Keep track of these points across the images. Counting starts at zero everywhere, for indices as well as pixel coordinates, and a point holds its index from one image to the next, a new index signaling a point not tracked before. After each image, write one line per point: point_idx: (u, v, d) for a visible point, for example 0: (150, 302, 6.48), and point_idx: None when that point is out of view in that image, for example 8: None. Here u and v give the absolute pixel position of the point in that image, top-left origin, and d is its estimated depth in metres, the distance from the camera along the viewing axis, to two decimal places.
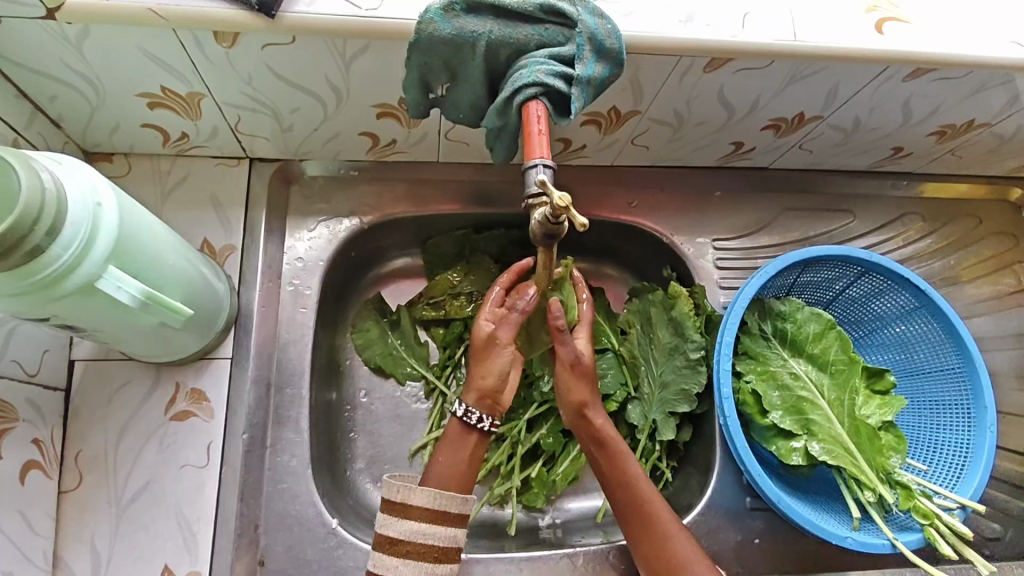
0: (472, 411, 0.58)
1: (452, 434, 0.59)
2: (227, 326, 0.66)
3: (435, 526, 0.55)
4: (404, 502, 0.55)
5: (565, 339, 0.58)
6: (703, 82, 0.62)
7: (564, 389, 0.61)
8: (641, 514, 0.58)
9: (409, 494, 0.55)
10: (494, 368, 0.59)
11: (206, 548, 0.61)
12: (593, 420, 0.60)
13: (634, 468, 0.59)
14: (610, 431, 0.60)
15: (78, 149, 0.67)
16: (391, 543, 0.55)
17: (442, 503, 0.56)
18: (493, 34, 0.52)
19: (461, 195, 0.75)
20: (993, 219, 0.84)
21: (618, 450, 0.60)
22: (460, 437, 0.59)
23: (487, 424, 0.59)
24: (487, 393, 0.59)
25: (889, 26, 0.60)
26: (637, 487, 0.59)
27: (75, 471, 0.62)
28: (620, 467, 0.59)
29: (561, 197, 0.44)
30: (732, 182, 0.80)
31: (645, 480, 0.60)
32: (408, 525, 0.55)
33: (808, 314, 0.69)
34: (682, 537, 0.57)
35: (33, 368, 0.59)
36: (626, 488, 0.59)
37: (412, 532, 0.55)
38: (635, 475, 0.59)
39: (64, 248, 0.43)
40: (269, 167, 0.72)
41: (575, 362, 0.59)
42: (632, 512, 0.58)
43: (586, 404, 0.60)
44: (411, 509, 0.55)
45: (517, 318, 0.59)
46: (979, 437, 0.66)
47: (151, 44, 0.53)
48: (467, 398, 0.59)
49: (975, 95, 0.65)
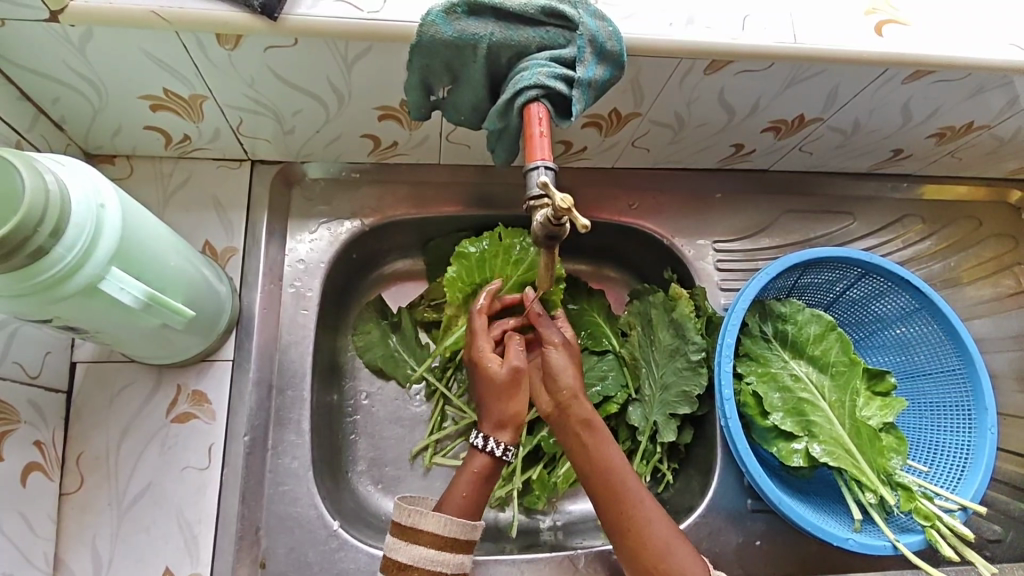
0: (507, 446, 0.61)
1: (480, 467, 0.61)
2: (228, 327, 0.66)
3: (443, 552, 0.56)
4: (414, 527, 0.56)
5: (546, 322, 0.64)
6: (703, 84, 0.62)
7: (553, 370, 0.62)
8: (623, 503, 0.57)
9: (419, 519, 0.56)
10: (517, 402, 0.61)
11: (207, 550, 0.61)
12: (581, 402, 0.61)
13: (617, 458, 0.59)
14: (596, 419, 0.60)
15: (80, 150, 0.67)
16: (399, 568, 0.55)
17: (452, 529, 0.56)
18: (494, 36, 0.52)
19: (462, 197, 0.75)
20: (993, 220, 0.84)
21: (604, 433, 0.60)
22: (486, 469, 0.61)
23: (509, 454, 0.61)
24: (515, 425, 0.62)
25: (888, 29, 0.60)
26: (620, 477, 0.58)
27: (76, 473, 0.62)
28: (604, 456, 0.59)
29: (563, 198, 0.44)
30: (732, 183, 0.81)
31: (629, 469, 0.59)
32: (418, 550, 0.55)
33: (808, 315, 0.69)
34: (663, 523, 0.57)
35: (34, 369, 0.59)
36: (609, 479, 0.58)
37: (420, 558, 0.55)
38: (620, 465, 0.58)
39: (67, 249, 0.43)
40: (270, 169, 0.72)
41: (566, 343, 0.63)
42: (612, 501, 0.58)
43: (573, 391, 0.61)
44: (421, 534, 0.56)
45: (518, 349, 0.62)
46: (980, 438, 0.66)
47: (153, 46, 0.53)
48: (493, 432, 0.61)
49: (975, 97, 0.65)
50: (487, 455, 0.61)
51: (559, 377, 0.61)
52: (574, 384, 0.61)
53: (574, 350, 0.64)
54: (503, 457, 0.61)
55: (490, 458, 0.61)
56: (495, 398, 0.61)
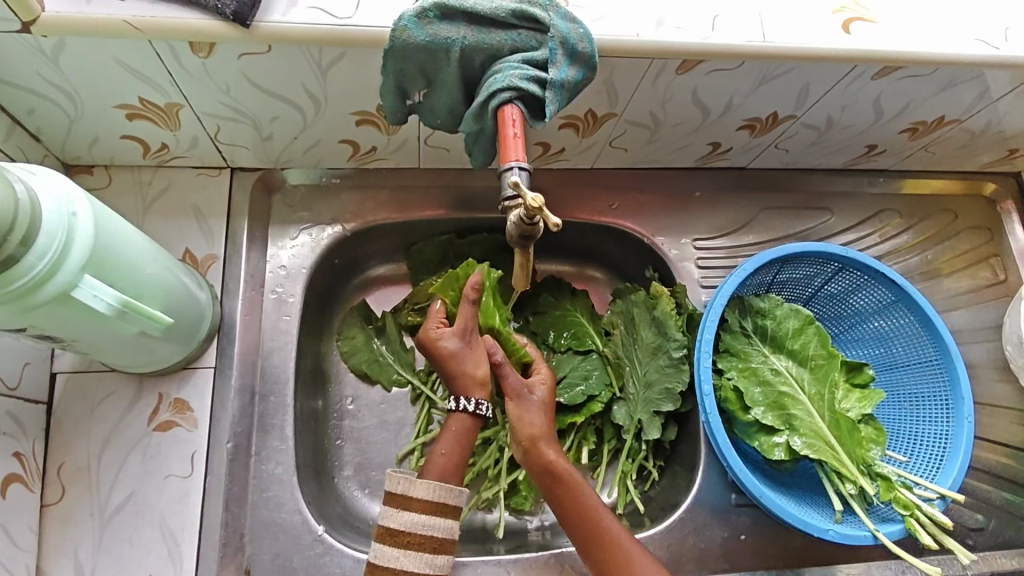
0: (480, 402, 0.60)
1: (458, 428, 0.60)
2: (209, 334, 0.66)
3: (435, 517, 0.56)
4: (405, 494, 0.56)
5: (506, 371, 0.62)
6: (677, 83, 0.63)
7: (516, 418, 0.62)
8: (603, 543, 0.58)
9: (410, 486, 0.56)
10: (478, 361, 0.61)
11: (191, 557, 0.61)
12: (545, 452, 0.60)
13: (592, 501, 0.59)
14: (565, 464, 0.61)
15: (57, 161, 0.67)
16: (393, 534, 0.55)
17: (441, 495, 0.57)
18: (467, 40, 0.52)
19: (443, 201, 0.76)
20: (968, 213, 0.85)
21: (572, 481, 0.60)
22: (463, 429, 0.60)
23: (488, 410, 0.61)
24: (484, 381, 0.61)
25: (855, 26, 0.61)
26: (598, 519, 0.58)
27: (57, 484, 0.62)
28: (578, 500, 0.59)
29: (534, 198, 0.45)
30: (711, 182, 0.82)
31: (604, 511, 0.59)
32: (409, 516, 0.55)
33: (787, 310, 0.69)
34: (644, 560, 0.57)
35: (13, 381, 0.58)
36: (589, 523, 0.58)
37: (413, 523, 0.55)
38: (597, 509, 0.59)
39: (39, 257, 0.43)
40: (250, 177, 0.72)
41: (521, 393, 0.62)
42: (596, 545, 0.58)
43: (536, 438, 0.61)
44: (411, 500, 0.56)
45: (468, 314, 0.60)
46: (957, 428, 0.67)
47: (126, 56, 0.53)
48: (464, 392, 0.60)
49: (945, 91, 0.66)
50: (462, 415, 0.60)
51: (520, 429, 0.61)
52: (538, 430, 0.61)
53: (537, 391, 0.64)
54: (474, 413, 0.60)
55: (472, 420, 0.60)
56: (460, 363, 0.60)
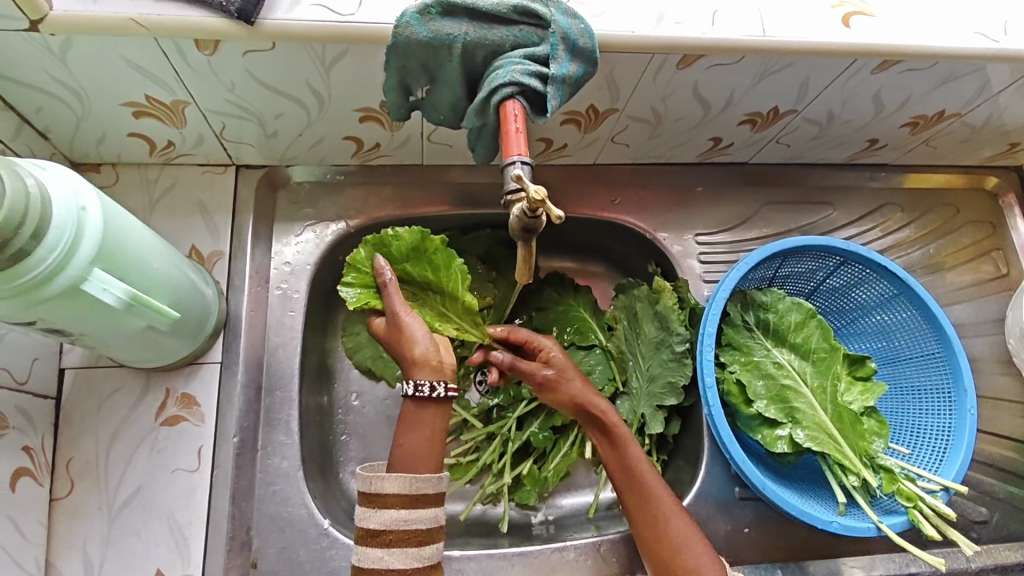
0: (420, 383, 0.56)
1: (409, 414, 0.57)
2: (215, 330, 0.67)
3: (414, 510, 0.53)
4: (380, 492, 0.53)
5: (521, 368, 0.61)
6: (677, 78, 0.63)
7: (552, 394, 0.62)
8: (643, 497, 0.59)
9: (383, 483, 0.53)
10: (410, 341, 0.58)
11: (198, 551, 0.62)
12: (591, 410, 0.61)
13: (636, 458, 0.60)
14: (612, 417, 0.61)
15: (65, 159, 0.68)
16: (374, 534, 0.53)
17: (418, 486, 0.54)
18: (468, 36, 0.53)
19: (447, 197, 0.76)
20: (970, 207, 0.85)
21: (620, 439, 0.60)
22: (415, 415, 0.57)
23: (442, 390, 0.57)
24: (424, 358, 0.57)
25: (855, 20, 0.62)
26: (640, 475, 0.59)
27: (66, 479, 0.62)
28: (625, 456, 0.60)
29: (537, 189, 0.46)
30: (713, 177, 0.82)
31: (647, 467, 0.60)
32: (387, 514, 0.53)
33: (789, 304, 0.69)
34: (678, 518, 0.58)
35: (22, 375, 0.59)
36: (631, 469, 0.59)
37: (393, 521, 0.52)
38: (639, 463, 0.60)
39: (48, 251, 0.44)
40: (255, 174, 0.73)
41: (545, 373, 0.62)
42: (636, 498, 0.59)
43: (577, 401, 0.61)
44: (387, 498, 0.53)
45: (392, 294, 0.60)
46: (960, 420, 0.67)
47: (133, 53, 0.54)
48: (414, 374, 0.57)
49: (945, 85, 0.66)
50: (410, 399, 0.57)
51: (558, 396, 0.62)
52: (580, 390, 0.61)
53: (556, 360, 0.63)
54: (414, 395, 0.57)
55: (438, 407, 0.57)
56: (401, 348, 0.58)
